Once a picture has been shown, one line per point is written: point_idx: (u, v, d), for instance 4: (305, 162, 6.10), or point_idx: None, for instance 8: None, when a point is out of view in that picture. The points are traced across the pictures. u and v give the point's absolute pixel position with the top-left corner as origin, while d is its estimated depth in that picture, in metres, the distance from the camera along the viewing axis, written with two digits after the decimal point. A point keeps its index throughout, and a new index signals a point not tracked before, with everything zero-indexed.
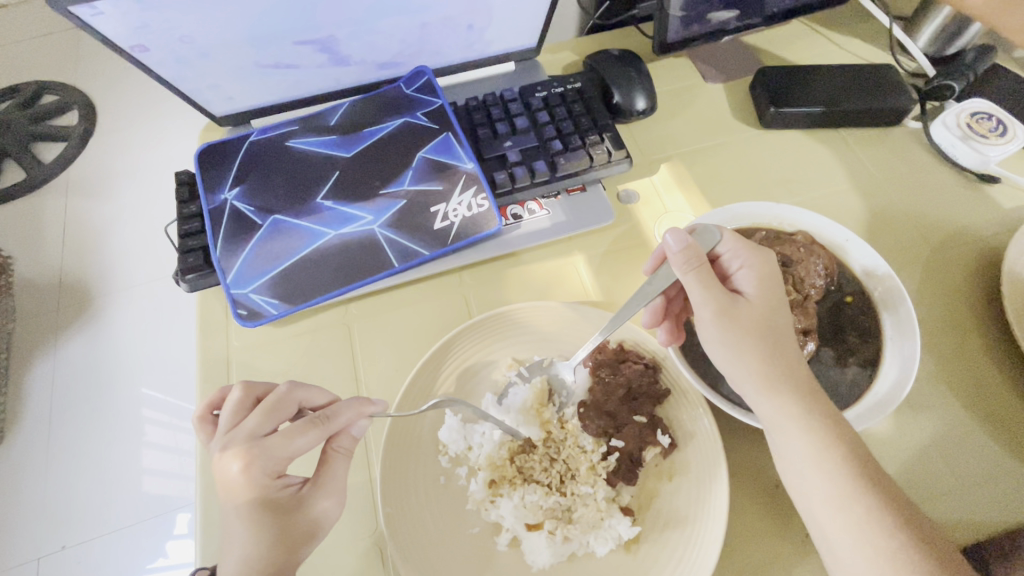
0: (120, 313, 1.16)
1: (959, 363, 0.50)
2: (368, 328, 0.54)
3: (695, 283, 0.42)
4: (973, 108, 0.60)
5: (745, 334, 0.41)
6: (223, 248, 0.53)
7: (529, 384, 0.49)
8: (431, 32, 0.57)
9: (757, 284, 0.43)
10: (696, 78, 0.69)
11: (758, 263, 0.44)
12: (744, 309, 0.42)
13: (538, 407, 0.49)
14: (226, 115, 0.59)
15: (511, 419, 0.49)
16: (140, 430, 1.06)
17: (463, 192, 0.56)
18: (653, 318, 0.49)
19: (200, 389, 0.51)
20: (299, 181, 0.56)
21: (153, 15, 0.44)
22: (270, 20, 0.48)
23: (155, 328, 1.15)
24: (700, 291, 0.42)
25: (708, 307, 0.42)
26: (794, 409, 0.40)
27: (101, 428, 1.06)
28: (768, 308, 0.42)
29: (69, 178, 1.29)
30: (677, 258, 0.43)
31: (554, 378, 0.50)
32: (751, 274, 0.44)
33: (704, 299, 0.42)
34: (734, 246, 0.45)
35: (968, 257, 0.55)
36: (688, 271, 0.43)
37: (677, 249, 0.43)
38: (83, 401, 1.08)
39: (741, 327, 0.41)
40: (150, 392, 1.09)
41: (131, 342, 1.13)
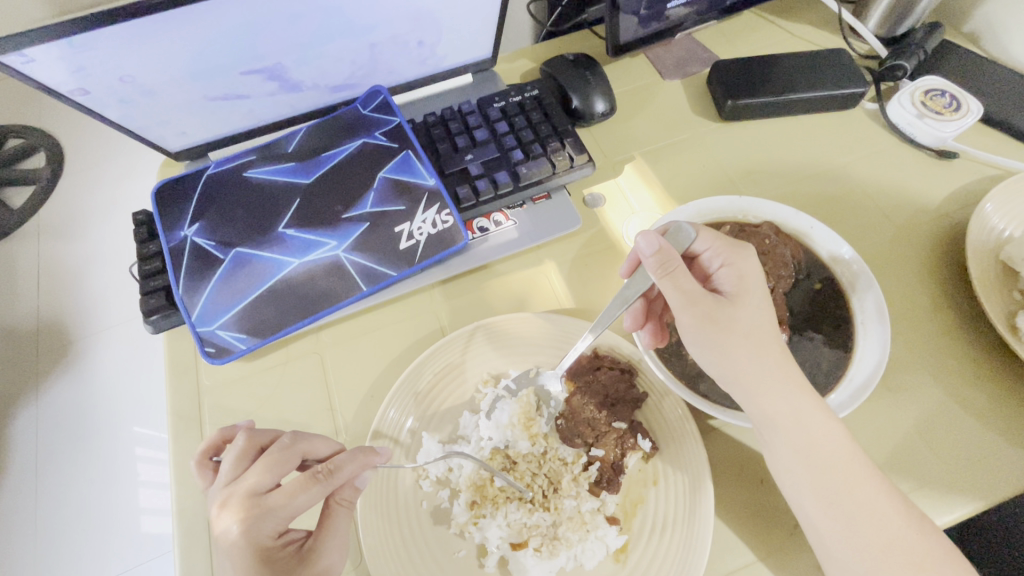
0: (99, 354, 1.14)
1: (935, 340, 0.50)
2: (340, 355, 0.53)
3: (671, 288, 0.41)
4: (926, 86, 0.61)
5: (725, 335, 0.40)
6: (185, 286, 0.52)
7: (515, 397, 0.48)
8: (382, 52, 0.56)
9: (739, 283, 0.42)
10: (654, 76, 0.69)
11: (738, 261, 0.43)
12: (724, 307, 0.40)
13: (526, 421, 0.48)
14: (182, 150, 0.58)
15: (500, 435, 0.47)
16: (132, 470, 1.04)
17: (427, 209, 0.55)
18: (635, 322, 0.48)
19: (175, 430, 0.50)
20: (259, 212, 0.55)
21: (91, 58, 0.43)
22: (213, 53, 0.48)
23: (137, 366, 1.12)
24: (679, 294, 0.41)
25: (690, 310, 0.40)
26: (773, 405, 0.39)
27: (91, 471, 1.04)
28: (750, 305, 0.41)
29: (40, 221, 1.28)
30: (652, 262, 0.41)
31: (541, 389, 0.49)
32: (733, 273, 0.42)
33: (685, 302, 0.40)
34: (710, 244, 0.44)
35: (936, 233, 0.56)
36: (665, 277, 0.41)
37: (650, 253, 0.41)
38: (70, 445, 1.06)
39: (724, 328, 0.40)
40: (142, 430, 1.08)
41: (114, 382, 1.11)
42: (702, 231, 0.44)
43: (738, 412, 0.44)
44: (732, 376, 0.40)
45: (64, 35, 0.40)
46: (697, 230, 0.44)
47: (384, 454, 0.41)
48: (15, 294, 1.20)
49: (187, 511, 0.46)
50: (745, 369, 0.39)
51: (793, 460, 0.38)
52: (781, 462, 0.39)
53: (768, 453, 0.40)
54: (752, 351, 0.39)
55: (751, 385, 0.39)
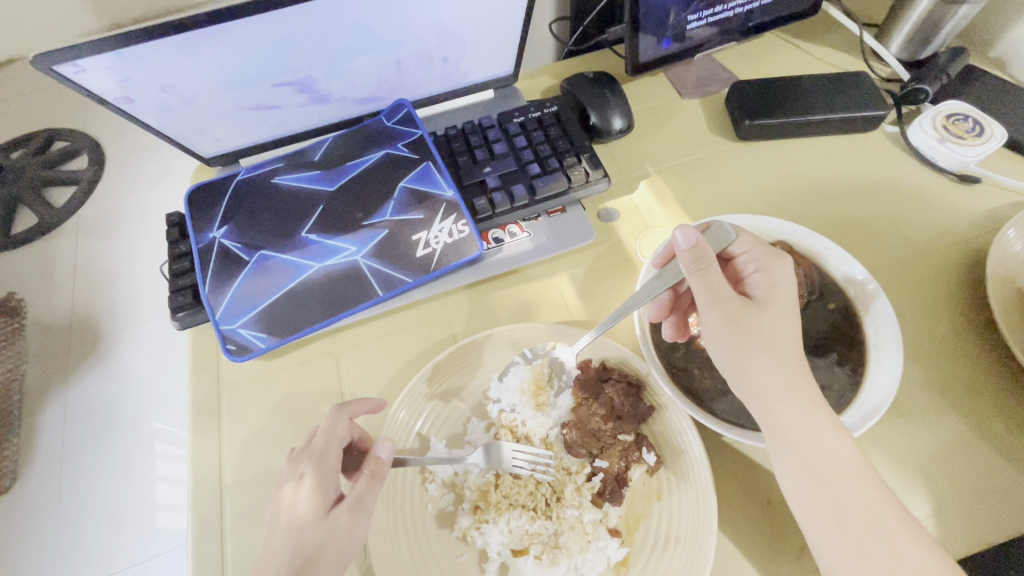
0: (126, 350, 1.18)
1: (952, 366, 0.50)
2: (355, 357, 0.54)
3: (700, 284, 0.41)
4: (949, 110, 0.61)
5: (747, 337, 0.40)
6: (211, 286, 0.55)
7: (529, 365, 0.50)
8: (407, 67, 0.59)
9: (769, 290, 0.42)
10: (673, 95, 0.70)
11: (772, 269, 0.43)
12: (752, 309, 0.41)
13: (535, 390, 0.49)
14: (215, 156, 0.61)
15: (507, 399, 0.48)
16: (151, 465, 1.06)
17: (444, 219, 0.57)
18: (658, 312, 0.49)
19: (195, 424, 0.52)
20: (285, 217, 0.58)
21: (136, 68, 0.46)
22: (248, 66, 0.50)
23: (161, 364, 1.17)
24: (707, 291, 0.41)
25: (714, 310, 0.41)
26: (785, 417, 0.39)
27: (111, 465, 1.07)
28: (778, 312, 0.41)
29: (79, 221, 1.34)
30: (687, 257, 0.42)
31: (555, 361, 0.50)
32: (766, 279, 0.43)
33: (711, 300, 0.41)
34: (749, 248, 0.44)
35: (956, 257, 0.55)
36: (696, 273, 0.42)
37: (686, 246, 0.43)
38: (93, 438, 1.10)
39: (746, 331, 0.40)
40: (162, 427, 1.11)
41: (138, 378, 1.15)
42: (744, 235, 0.45)
43: (746, 430, 0.43)
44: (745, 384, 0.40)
45: (114, 48, 0.43)
46: (740, 233, 0.45)
47: (381, 401, 0.49)
48: (50, 289, 1.26)
49: (203, 502, 0.48)
50: (761, 377, 0.39)
51: (801, 473, 0.38)
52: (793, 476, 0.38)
53: (776, 463, 0.40)
54: (771, 359, 0.39)
55: (767, 394, 0.39)
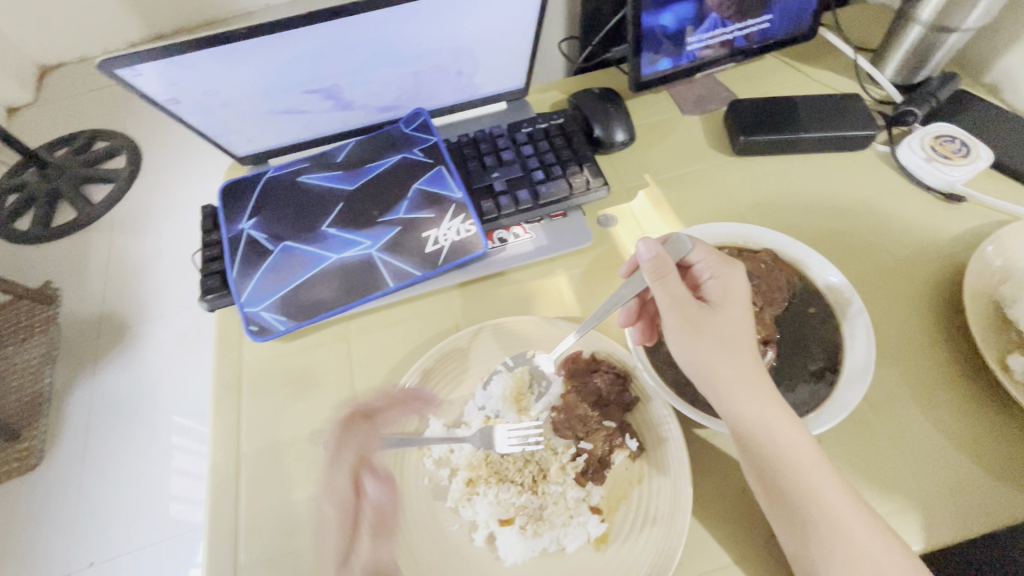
0: (151, 345, 1.28)
1: (926, 374, 0.52)
2: (365, 343, 0.59)
3: (661, 291, 0.45)
4: (937, 132, 0.63)
5: (701, 338, 0.43)
6: (238, 271, 0.60)
7: (510, 373, 0.53)
8: (425, 79, 0.64)
9: (724, 294, 0.45)
10: (675, 111, 0.74)
11: (726, 275, 0.46)
12: (707, 312, 0.44)
13: (517, 396, 0.52)
14: (247, 155, 0.67)
15: (492, 405, 0.52)
16: (168, 456, 1.15)
17: (453, 218, 0.61)
18: (628, 318, 0.52)
19: (217, 396, 0.57)
20: (308, 212, 0.63)
21: (184, 75, 0.52)
22: (282, 74, 0.56)
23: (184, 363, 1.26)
24: (666, 297, 0.45)
25: (674, 314, 0.44)
26: (743, 407, 0.42)
27: (131, 452, 1.16)
28: (732, 314, 0.45)
29: (114, 216, 1.48)
30: (648, 267, 0.46)
31: (535, 369, 0.53)
32: (720, 285, 0.46)
33: (671, 306, 0.44)
34: (703, 256, 0.48)
35: (937, 271, 0.57)
36: (656, 281, 0.45)
37: (648, 257, 0.45)
38: (113, 427, 1.19)
39: (701, 332, 0.43)
40: (180, 420, 1.20)
41: (161, 372, 1.25)
42: (698, 245, 0.48)
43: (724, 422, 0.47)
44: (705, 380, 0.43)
45: (168, 56, 0.49)
46: (695, 243, 0.48)
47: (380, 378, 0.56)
48: (85, 282, 1.38)
49: (221, 467, 0.53)
50: (720, 373, 0.43)
51: (759, 458, 0.41)
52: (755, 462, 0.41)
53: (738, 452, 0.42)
54: (726, 357, 0.43)
55: (726, 387, 0.42)
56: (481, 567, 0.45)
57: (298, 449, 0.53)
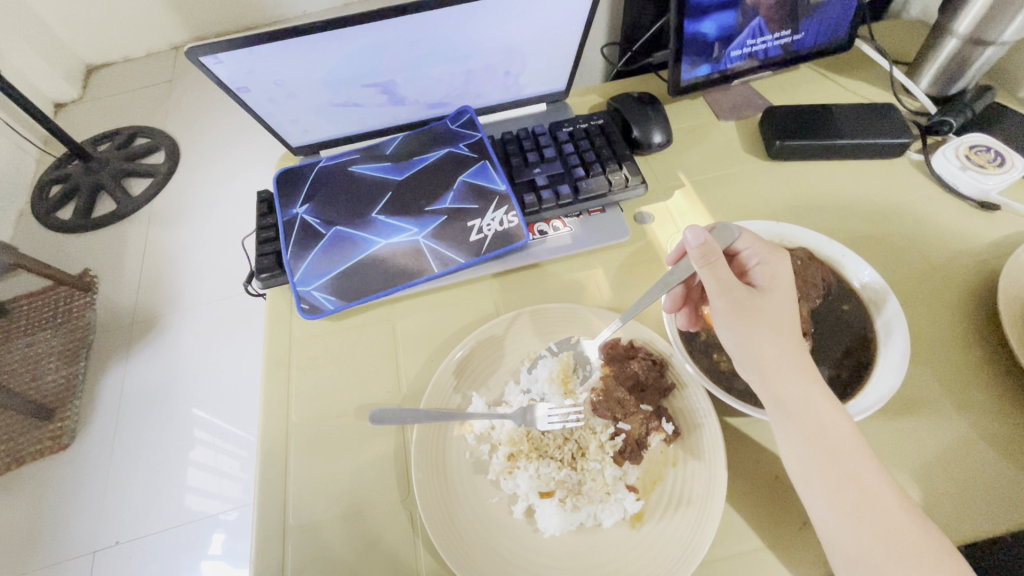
0: (181, 335, 1.34)
1: (959, 375, 0.53)
2: (409, 325, 0.62)
3: (709, 276, 0.47)
4: (972, 142, 0.65)
5: (750, 320, 0.45)
6: (293, 252, 0.63)
7: (555, 357, 0.55)
8: (475, 77, 0.67)
9: (771, 279, 0.47)
10: (710, 116, 0.76)
11: (773, 262, 0.48)
12: (755, 296, 0.46)
13: (563, 378, 0.54)
14: (301, 145, 0.71)
15: (537, 388, 0.54)
16: (189, 448, 1.20)
17: (496, 210, 0.64)
18: (673, 304, 0.55)
19: (267, 369, 0.60)
20: (358, 199, 0.66)
21: (257, 64, 0.56)
22: (345, 68, 0.60)
23: (209, 357, 1.31)
24: (715, 282, 0.47)
25: (722, 297, 0.46)
26: (780, 388, 0.44)
27: (157, 439, 1.21)
28: (780, 297, 0.46)
29: (154, 208, 1.54)
30: (697, 253, 0.47)
31: (579, 354, 0.56)
32: (767, 271, 0.48)
33: (719, 290, 0.46)
34: (750, 243, 0.50)
35: (970, 276, 0.58)
36: (706, 267, 0.47)
37: (696, 244, 0.47)
38: (140, 414, 1.24)
39: (750, 314, 0.45)
40: (200, 414, 1.24)
41: (189, 362, 1.30)
42: (743, 233, 0.50)
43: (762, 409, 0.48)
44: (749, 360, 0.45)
45: (247, 46, 0.53)
46: (740, 230, 0.50)
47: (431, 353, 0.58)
48: (122, 270, 1.43)
49: (271, 435, 0.55)
50: (761, 354, 0.45)
51: (796, 437, 0.43)
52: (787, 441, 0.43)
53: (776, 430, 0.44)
54: (774, 337, 0.45)
55: (766, 368, 0.44)
56: (520, 537, 0.46)
57: (344, 421, 0.56)
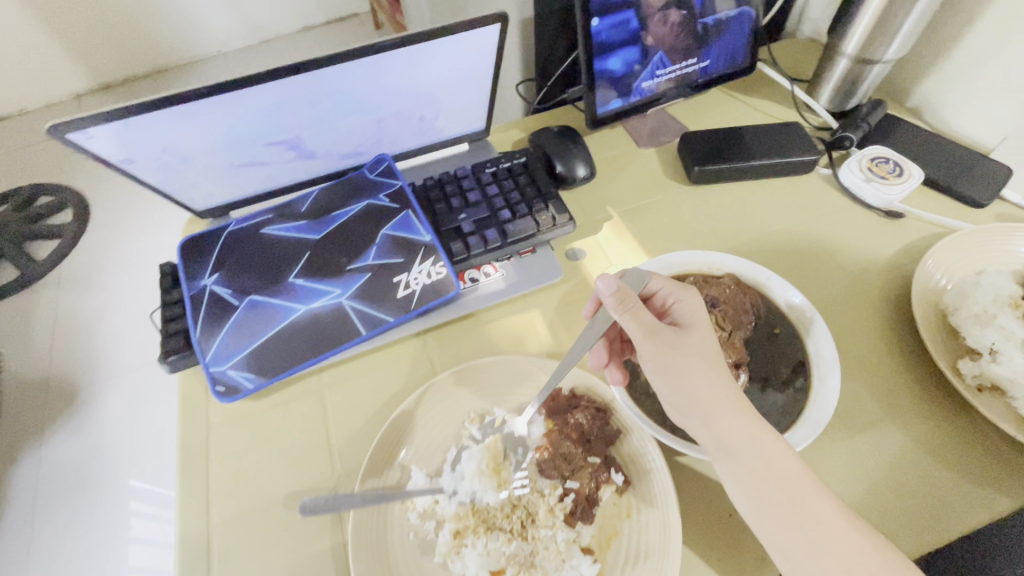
0: (104, 406, 1.21)
1: (890, 384, 0.54)
2: (339, 395, 0.57)
3: (632, 322, 0.45)
4: (872, 154, 0.68)
5: (676, 360, 0.45)
6: (202, 328, 0.58)
7: (482, 446, 0.51)
8: (387, 125, 0.64)
9: (689, 316, 0.48)
10: (630, 144, 0.77)
11: (686, 298, 0.49)
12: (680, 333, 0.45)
13: (494, 469, 0.50)
14: (207, 208, 0.66)
15: (467, 487, 0.50)
16: (126, 525, 1.08)
17: (423, 261, 0.61)
18: (600, 359, 0.53)
19: (182, 463, 0.53)
20: (273, 264, 0.62)
21: (140, 136, 0.51)
22: (242, 129, 0.56)
23: (138, 427, 1.18)
24: (640, 325, 0.45)
25: (650, 341, 0.45)
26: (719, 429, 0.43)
27: (85, 521, 1.07)
28: (700, 331, 0.47)
29: (61, 272, 1.41)
30: (614, 301, 0.46)
31: (508, 436, 0.52)
32: (684, 308, 0.48)
33: (645, 334, 0.45)
34: (659, 284, 0.50)
35: (887, 283, 0.61)
36: (625, 313, 0.46)
37: (612, 292, 0.46)
38: (66, 498, 1.10)
39: (677, 353, 0.45)
40: (138, 483, 1.13)
41: (121, 430, 1.18)
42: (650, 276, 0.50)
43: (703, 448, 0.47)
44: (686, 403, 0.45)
45: (122, 117, 0.48)
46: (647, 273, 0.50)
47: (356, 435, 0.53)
48: (29, 343, 1.29)
49: (189, 539, 0.49)
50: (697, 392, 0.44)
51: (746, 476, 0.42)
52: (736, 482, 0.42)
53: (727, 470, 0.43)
54: (706, 374, 0.44)
55: (703, 406, 0.44)
56: None
57: (274, 513, 0.51)
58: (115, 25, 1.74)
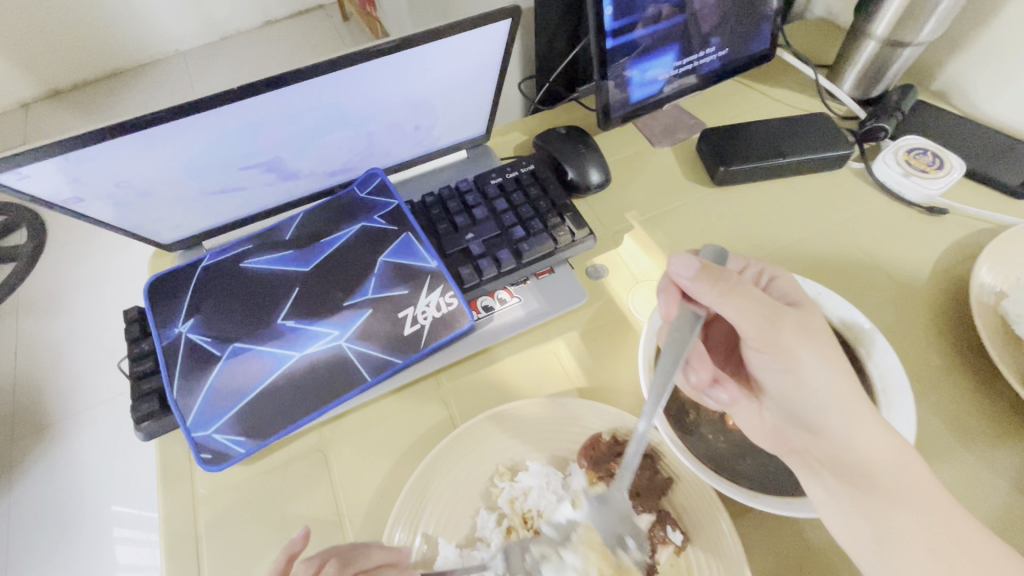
0: (79, 438, 1.11)
1: (955, 403, 0.49)
2: (345, 452, 0.50)
3: (741, 298, 0.40)
4: (908, 146, 0.63)
5: (794, 346, 0.41)
6: (179, 387, 0.50)
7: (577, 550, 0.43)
8: (379, 138, 0.57)
9: (790, 294, 0.45)
10: (644, 144, 0.71)
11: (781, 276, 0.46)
12: (791, 312, 0.41)
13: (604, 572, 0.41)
14: (176, 241, 0.57)
15: None
16: (111, 555, 0.98)
17: (430, 292, 0.54)
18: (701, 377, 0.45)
19: (166, 546, 0.46)
20: (258, 304, 0.54)
21: (88, 170, 0.43)
22: (212, 154, 0.48)
23: (117, 456, 1.08)
24: (741, 306, 0.40)
25: (777, 321, 0.41)
26: (850, 426, 0.39)
27: (66, 564, 0.98)
28: (804, 307, 0.43)
29: (21, 298, 1.31)
30: (717, 279, 0.40)
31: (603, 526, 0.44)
32: (785, 284, 0.45)
33: (768, 313, 0.41)
34: (744, 262, 0.47)
35: (937, 288, 0.56)
36: (738, 289, 0.40)
37: (698, 271, 0.41)
38: (45, 540, 1.01)
39: (794, 334, 0.41)
40: (121, 509, 1.03)
41: (101, 461, 1.08)
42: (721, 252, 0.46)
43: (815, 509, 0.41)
44: (806, 398, 0.41)
45: (63, 152, 0.40)
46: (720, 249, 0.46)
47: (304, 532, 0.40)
48: None
49: None
50: (823, 385, 0.40)
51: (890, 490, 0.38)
52: (875, 499, 0.38)
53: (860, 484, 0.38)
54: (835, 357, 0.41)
55: (830, 401, 0.40)
56: None
57: None
58: (86, 35, 1.72)
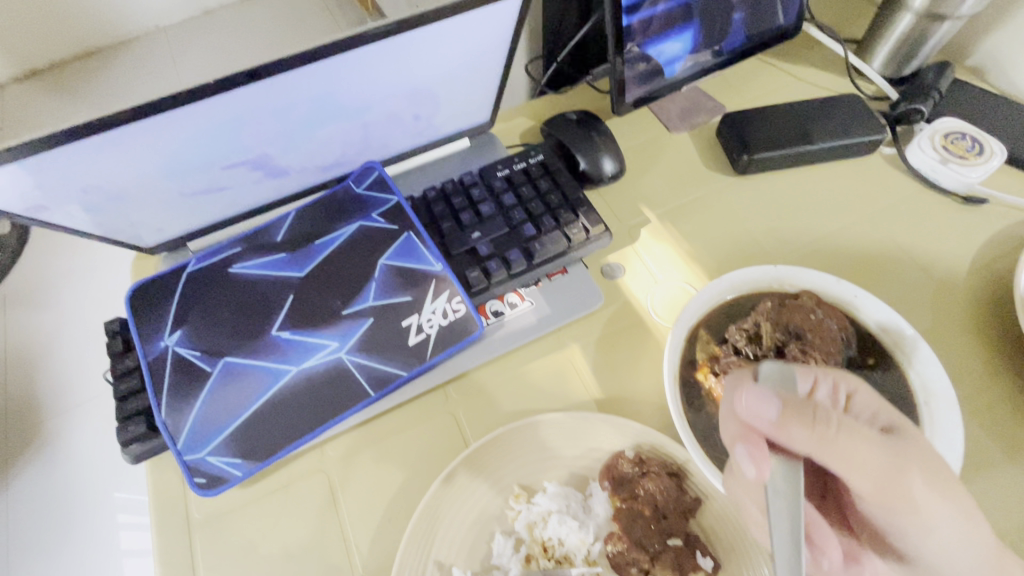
0: None
1: (1001, 412, 0.46)
2: (348, 473, 0.47)
3: (841, 438, 0.32)
4: (945, 129, 0.59)
5: (921, 495, 0.33)
6: (167, 407, 0.46)
7: None
8: (375, 129, 0.52)
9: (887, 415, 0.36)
10: (660, 129, 0.66)
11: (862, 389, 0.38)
12: (905, 458, 0.33)
13: None
14: (160, 244, 0.53)
15: None
16: None
17: (436, 298, 0.50)
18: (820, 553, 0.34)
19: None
20: (249, 314, 0.50)
21: (49, 175, 0.39)
22: (192, 153, 0.43)
23: None
24: (846, 449, 0.32)
25: (895, 460, 0.33)
26: None
27: None
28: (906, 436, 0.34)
29: None
30: (806, 420, 0.31)
31: None
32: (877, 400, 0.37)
33: (881, 452, 0.33)
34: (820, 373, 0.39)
35: (977, 286, 0.53)
36: (836, 431, 0.32)
37: (779, 412, 0.32)
38: None
39: (920, 480, 0.33)
40: None
41: None
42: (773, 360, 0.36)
43: None
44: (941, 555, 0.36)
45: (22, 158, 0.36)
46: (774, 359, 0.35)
47: None
48: None
49: None
50: (950, 543, 0.35)
51: None
52: None
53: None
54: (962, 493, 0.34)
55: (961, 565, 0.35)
56: None
57: None
58: None
